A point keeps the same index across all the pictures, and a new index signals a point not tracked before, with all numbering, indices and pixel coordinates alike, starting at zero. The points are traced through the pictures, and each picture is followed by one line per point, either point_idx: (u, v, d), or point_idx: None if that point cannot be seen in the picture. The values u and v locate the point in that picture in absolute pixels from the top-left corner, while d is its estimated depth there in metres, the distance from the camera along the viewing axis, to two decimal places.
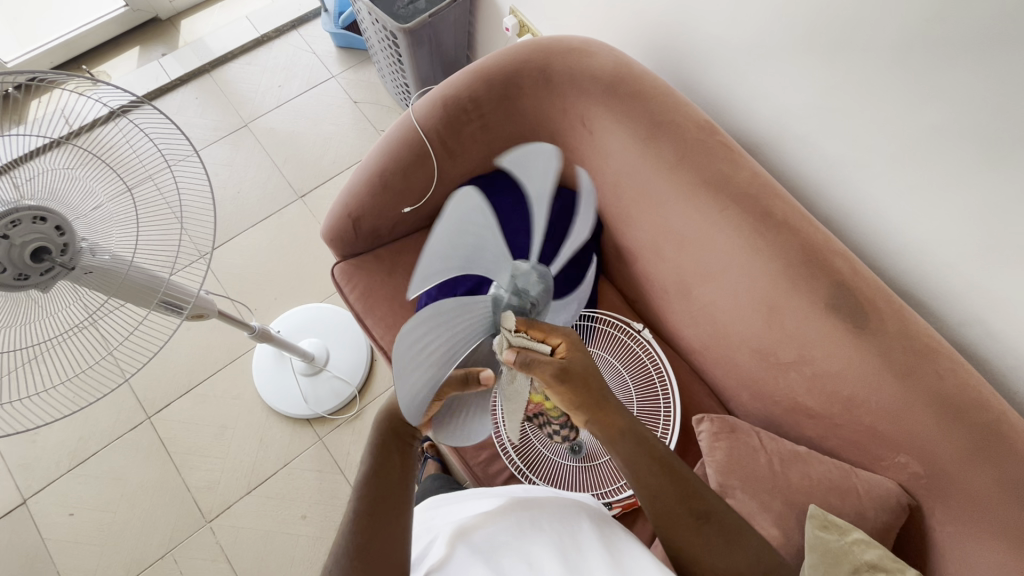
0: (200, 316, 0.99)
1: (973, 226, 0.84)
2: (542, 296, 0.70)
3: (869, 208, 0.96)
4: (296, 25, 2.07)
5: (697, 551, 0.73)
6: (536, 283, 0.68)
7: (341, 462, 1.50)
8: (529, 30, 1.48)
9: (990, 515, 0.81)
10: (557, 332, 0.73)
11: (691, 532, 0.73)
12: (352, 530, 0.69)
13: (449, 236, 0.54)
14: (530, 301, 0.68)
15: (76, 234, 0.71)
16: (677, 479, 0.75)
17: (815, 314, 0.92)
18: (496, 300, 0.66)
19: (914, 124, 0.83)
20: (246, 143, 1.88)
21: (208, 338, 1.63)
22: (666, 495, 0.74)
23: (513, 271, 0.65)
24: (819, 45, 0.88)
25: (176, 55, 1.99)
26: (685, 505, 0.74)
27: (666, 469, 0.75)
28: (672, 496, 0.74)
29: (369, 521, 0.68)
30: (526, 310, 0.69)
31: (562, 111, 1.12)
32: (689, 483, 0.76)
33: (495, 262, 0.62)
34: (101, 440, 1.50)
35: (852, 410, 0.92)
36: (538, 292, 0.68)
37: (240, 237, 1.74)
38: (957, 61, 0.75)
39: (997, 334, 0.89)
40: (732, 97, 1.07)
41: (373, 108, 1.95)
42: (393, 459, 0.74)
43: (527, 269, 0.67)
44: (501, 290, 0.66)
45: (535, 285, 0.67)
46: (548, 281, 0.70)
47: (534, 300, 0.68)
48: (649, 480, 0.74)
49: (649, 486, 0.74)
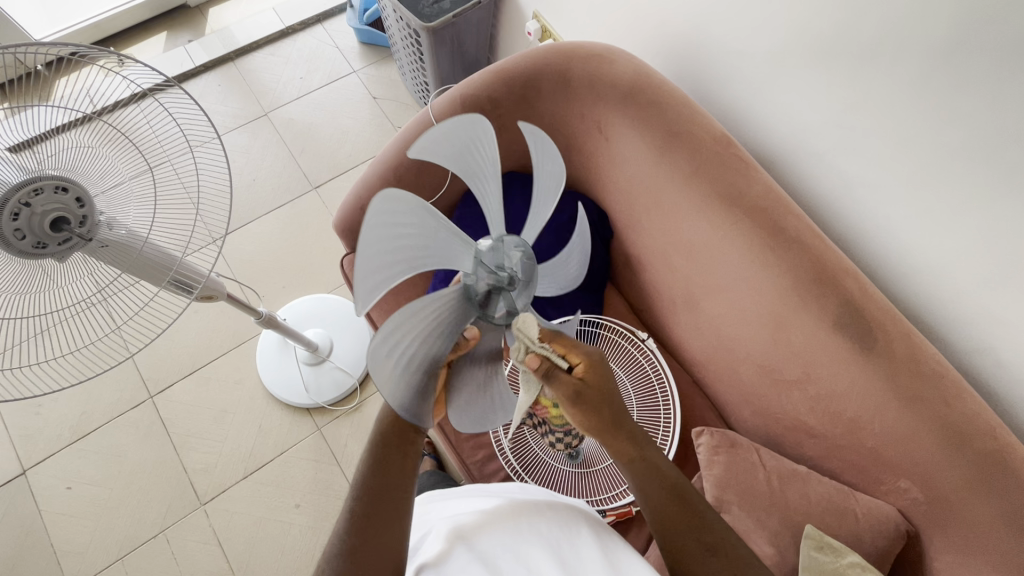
0: (209, 298, 1.00)
1: (986, 254, 0.83)
2: (527, 269, 0.68)
3: (882, 229, 0.96)
4: (321, 19, 2.10)
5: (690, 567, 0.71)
6: (515, 258, 0.67)
7: (338, 454, 1.50)
8: (550, 36, 1.49)
9: (989, 546, 0.80)
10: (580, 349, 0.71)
11: (700, 562, 0.71)
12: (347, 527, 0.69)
13: (389, 230, 0.54)
14: (511, 277, 0.67)
15: (95, 207, 0.72)
16: (683, 500, 0.73)
17: (823, 333, 0.92)
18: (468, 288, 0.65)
19: (929, 148, 0.83)
20: (265, 131, 1.90)
21: (215, 322, 1.64)
22: (672, 519, 0.72)
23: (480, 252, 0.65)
24: (840, 66, 0.88)
25: (202, 42, 2.02)
26: (693, 532, 0.72)
27: (675, 491, 0.74)
28: (678, 520, 0.72)
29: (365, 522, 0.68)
30: (505, 288, 0.67)
31: (579, 116, 1.13)
32: (694, 508, 0.73)
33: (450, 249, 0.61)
34: (103, 416, 1.51)
35: (854, 432, 0.92)
36: (517, 265, 0.67)
37: (252, 224, 1.76)
38: (974, 89, 0.76)
39: (1007, 365, 0.88)
40: (750, 112, 1.07)
41: (392, 104, 1.96)
42: (398, 459, 0.71)
43: (496, 245, 0.66)
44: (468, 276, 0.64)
45: (513, 261, 0.66)
46: (527, 252, 0.68)
47: (511, 275, 0.67)
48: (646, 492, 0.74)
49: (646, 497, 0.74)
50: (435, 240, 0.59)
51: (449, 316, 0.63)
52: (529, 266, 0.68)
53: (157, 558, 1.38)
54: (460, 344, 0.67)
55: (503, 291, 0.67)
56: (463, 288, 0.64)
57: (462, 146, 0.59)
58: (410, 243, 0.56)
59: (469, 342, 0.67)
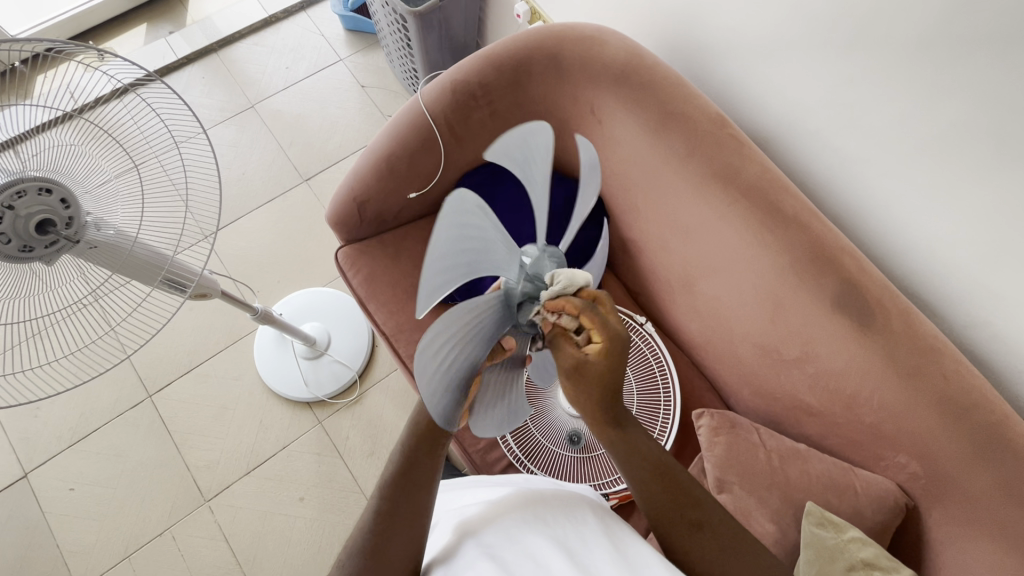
0: (203, 296, 0.99)
1: (985, 230, 0.83)
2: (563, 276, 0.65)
3: (879, 207, 0.95)
4: (304, 7, 2.05)
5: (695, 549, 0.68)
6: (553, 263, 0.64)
7: (339, 446, 1.51)
8: (540, 18, 1.46)
9: (987, 516, 0.82)
10: (605, 328, 0.63)
11: (685, 536, 0.68)
12: (357, 528, 0.69)
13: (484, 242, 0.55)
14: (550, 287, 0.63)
15: (81, 208, 0.71)
16: (673, 483, 0.71)
17: (821, 312, 0.92)
18: (509, 295, 0.61)
19: (926, 122, 0.82)
20: (251, 125, 1.86)
21: (211, 319, 1.63)
22: (661, 498, 0.70)
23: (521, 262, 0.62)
24: (836, 40, 0.87)
25: (183, 34, 1.97)
26: (677, 508, 0.70)
27: (663, 472, 0.71)
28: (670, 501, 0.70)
29: (375, 524, 0.68)
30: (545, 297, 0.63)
31: (572, 100, 1.11)
32: (689, 491, 0.71)
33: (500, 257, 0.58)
34: (102, 417, 1.51)
35: (854, 409, 0.92)
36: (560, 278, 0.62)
37: (243, 219, 1.74)
38: (971, 61, 0.75)
39: (1001, 338, 0.89)
40: (745, 91, 1.06)
41: (380, 93, 1.93)
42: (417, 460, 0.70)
43: (536, 254, 0.63)
44: (512, 285, 0.61)
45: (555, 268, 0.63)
46: (560, 258, 0.65)
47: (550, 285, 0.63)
48: (644, 487, 0.71)
49: (641, 492, 0.71)
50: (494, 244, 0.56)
51: (495, 322, 0.60)
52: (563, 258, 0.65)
53: (163, 554, 1.39)
54: (494, 352, 0.63)
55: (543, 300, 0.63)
56: (504, 294, 0.61)
57: (523, 154, 0.57)
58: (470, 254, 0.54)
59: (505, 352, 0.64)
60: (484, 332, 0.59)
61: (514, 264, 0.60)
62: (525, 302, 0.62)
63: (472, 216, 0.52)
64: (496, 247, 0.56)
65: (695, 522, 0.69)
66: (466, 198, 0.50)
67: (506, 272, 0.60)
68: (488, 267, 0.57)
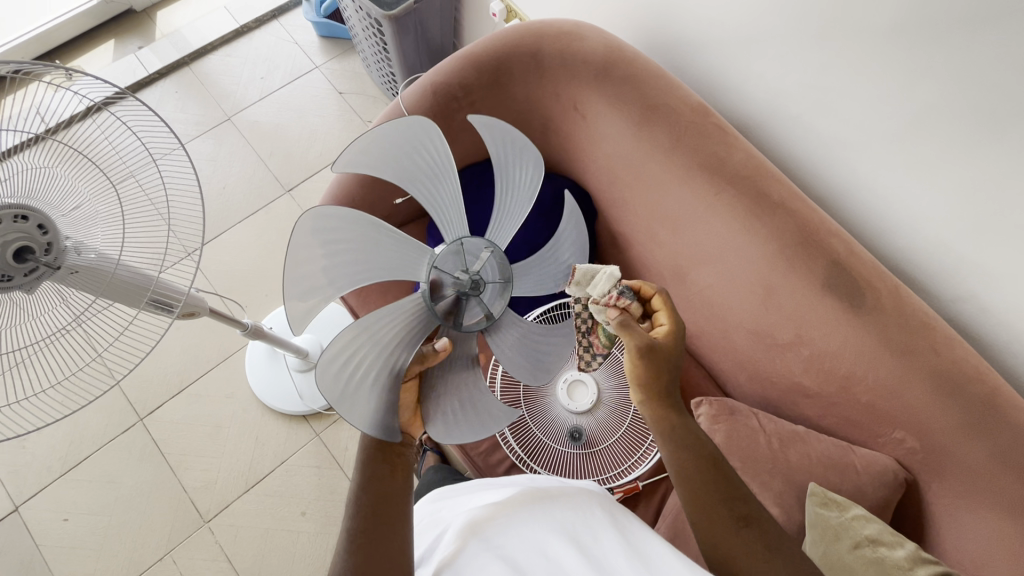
0: (192, 314, 0.97)
1: (969, 206, 0.84)
2: (494, 268, 0.71)
3: (862, 187, 0.97)
4: (276, 15, 2.02)
5: (732, 547, 0.68)
6: (479, 257, 0.70)
7: (339, 457, 1.49)
8: (516, 15, 1.46)
9: (986, 486, 0.83)
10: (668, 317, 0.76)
11: (729, 531, 0.68)
12: None
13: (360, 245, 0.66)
14: (476, 279, 0.69)
15: (59, 232, 0.69)
16: (721, 477, 0.72)
17: (812, 295, 0.93)
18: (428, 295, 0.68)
19: (906, 101, 0.83)
20: (229, 137, 1.83)
21: (199, 337, 1.60)
22: (709, 489, 0.70)
23: (437, 260, 0.69)
24: (814, 24, 0.87)
25: (153, 48, 1.93)
26: (727, 503, 0.70)
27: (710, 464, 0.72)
28: (716, 494, 0.70)
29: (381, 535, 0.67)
30: (468, 290, 0.69)
31: (553, 95, 1.11)
32: (733, 485, 0.72)
33: (398, 254, 0.68)
34: (93, 444, 1.47)
35: (850, 388, 0.93)
36: (480, 266, 0.69)
37: (227, 233, 1.71)
38: (948, 39, 0.76)
39: (989, 310, 0.90)
40: (725, 79, 1.06)
41: (359, 98, 1.91)
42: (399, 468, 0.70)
43: (455, 250, 0.69)
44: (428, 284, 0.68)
45: (477, 261, 0.69)
46: (492, 250, 0.70)
47: (473, 277, 0.69)
48: (691, 478, 0.71)
49: (686, 482, 0.71)
50: (372, 245, 0.66)
51: (406, 330, 0.67)
52: (497, 251, 0.71)
53: None
54: (426, 356, 0.68)
55: (471, 295, 0.69)
56: (426, 297, 0.68)
57: (405, 147, 0.66)
58: (347, 257, 0.65)
59: (439, 353, 0.68)
60: (392, 339, 0.66)
61: (428, 263, 0.69)
62: (447, 298, 0.68)
63: (333, 225, 0.63)
64: (379, 244, 0.67)
65: (740, 516, 0.69)
66: (318, 214, 0.62)
67: (418, 270, 0.69)
68: (378, 265, 0.67)
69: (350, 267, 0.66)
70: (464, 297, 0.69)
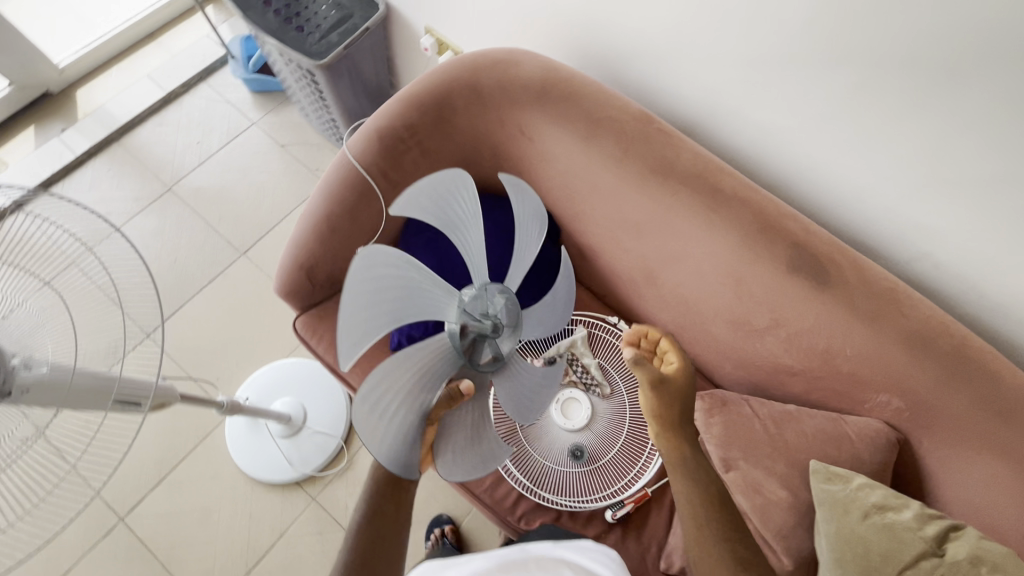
0: (162, 404, 0.92)
1: (906, 171, 0.89)
2: (511, 311, 0.68)
3: (806, 167, 1.01)
4: (203, 77, 1.98)
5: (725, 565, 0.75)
6: (499, 299, 0.67)
7: (339, 517, 1.44)
8: (448, 47, 1.47)
9: (972, 433, 0.86)
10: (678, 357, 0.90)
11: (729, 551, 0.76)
12: None
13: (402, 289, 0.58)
14: (497, 321, 0.66)
15: (4, 351, 0.63)
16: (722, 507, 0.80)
17: (779, 278, 0.96)
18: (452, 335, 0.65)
19: (832, 83, 0.87)
20: (173, 208, 1.77)
21: (172, 420, 1.52)
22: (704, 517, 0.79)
23: (464, 302, 0.65)
24: (734, 23, 0.91)
25: (77, 128, 1.85)
26: (726, 528, 0.78)
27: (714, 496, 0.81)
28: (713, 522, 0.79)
29: None
30: (488, 334, 0.66)
31: (499, 123, 1.12)
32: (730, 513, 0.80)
33: (433, 299, 0.62)
34: (71, 556, 1.37)
35: (831, 361, 0.96)
36: (500, 310, 0.67)
37: (186, 307, 1.64)
38: (859, 22, 0.80)
39: (942, 265, 0.95)
40: (660, 84, 1.09)
41: (302, 148, 1.89)
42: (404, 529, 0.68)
43: (479, 293, 0.67)
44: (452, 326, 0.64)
45: (499, 303, 0.67)
46: (508, 295, 0.68)
47: (495, 320, 0.66)
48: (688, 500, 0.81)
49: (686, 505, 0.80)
50: (419, 287, 0.60)
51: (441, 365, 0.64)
52: (511, 294, 0.69)
53: None
54: (453, 397, 0.66)
55: (489, 338, 0.67)
56: (451, 336, 0.65)
57: (439, 198, 0.61)
58: (393, 301, 0.58)
59: (464, 395, 0.66)
60: (427, 373, 0.62)
61: (456, 304, 0.65)
62: (469, 340, 0.65)
63: (380, 267, 0.56)
64: (420, 289, 0.60)
65: (739, 539, 0.78)
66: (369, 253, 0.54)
67: (445, 312, 0.64)
68: (417, 311, 0.61)
69: (394, 311, 0.58)
70: (483, 340, 0.67)
